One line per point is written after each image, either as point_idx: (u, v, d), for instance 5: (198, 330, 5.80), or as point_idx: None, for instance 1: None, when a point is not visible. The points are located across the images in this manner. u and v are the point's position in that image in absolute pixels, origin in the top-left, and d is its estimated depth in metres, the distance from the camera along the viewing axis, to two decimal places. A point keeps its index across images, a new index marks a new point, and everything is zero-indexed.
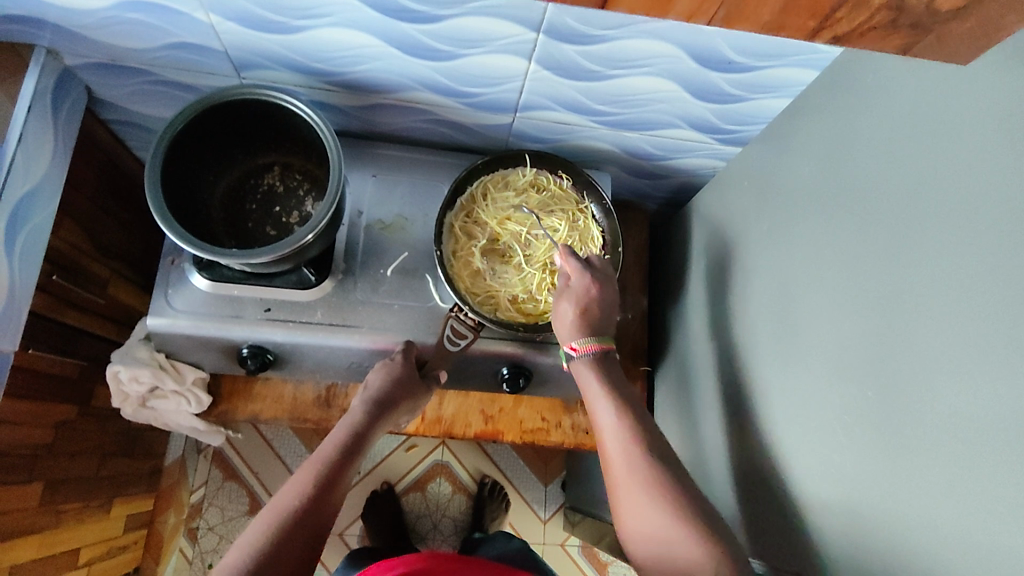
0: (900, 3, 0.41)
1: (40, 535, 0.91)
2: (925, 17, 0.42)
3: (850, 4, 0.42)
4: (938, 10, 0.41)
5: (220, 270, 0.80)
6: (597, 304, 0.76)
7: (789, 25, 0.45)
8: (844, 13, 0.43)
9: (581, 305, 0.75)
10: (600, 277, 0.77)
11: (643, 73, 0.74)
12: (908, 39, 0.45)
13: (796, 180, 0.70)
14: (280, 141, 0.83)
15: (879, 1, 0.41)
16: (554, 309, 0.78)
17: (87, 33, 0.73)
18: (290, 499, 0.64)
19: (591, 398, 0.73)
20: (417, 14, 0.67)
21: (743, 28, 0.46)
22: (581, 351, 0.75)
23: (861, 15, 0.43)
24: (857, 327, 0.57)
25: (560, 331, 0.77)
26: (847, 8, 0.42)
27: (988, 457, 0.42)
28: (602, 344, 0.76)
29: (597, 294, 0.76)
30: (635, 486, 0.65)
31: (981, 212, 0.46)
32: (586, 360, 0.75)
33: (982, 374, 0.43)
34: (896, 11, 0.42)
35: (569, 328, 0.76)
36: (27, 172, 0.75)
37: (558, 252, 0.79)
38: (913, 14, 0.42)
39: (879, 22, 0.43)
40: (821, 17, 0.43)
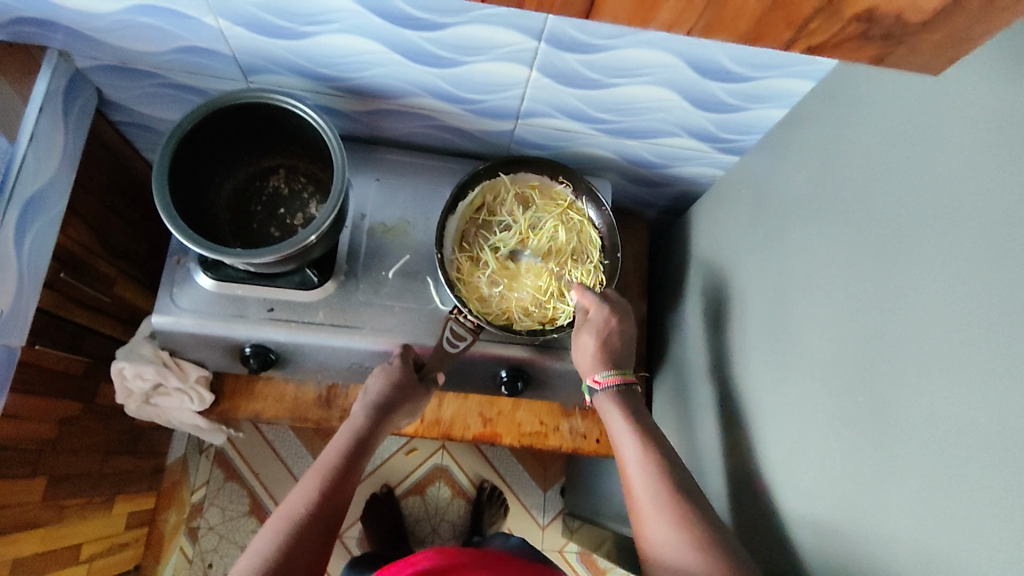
0: (872, 13, 0.42)
1: (42, 530, 0.92)
2: (895, 29, 0.43)
3: (822, 13, 0.42)
4: (907, 24, 0.43)
5: (225, 269, 0.81)
6: (615, 336, 0.80)
7: (767, 35, 0.46)
8: (817, 23, 0.44)
9: (602, 338, 0.79)
10: (619, 309, 0.81)
11: (643, 82, 0.75)
12: (880, 51, 0.46)
13: (793, 189, 0.71)
14: (286, 144, 0.85)
15: (850, 11, 0.42)
16: (574, 343, 0.80)
17: (99, 36, 0.75)
18: (296, 506, 0.65)
19: (616, 432, 0.74)
20: (421, 22, 0.68)
21: (720, 36, 0.47)
22: (604, 383, 0.78)
23: (834, 26, 0.44)
24: (848, 334, 0.58)
25: (583, 365, 0.80)
26: (820, 19, 0.43)
27: (974, 462, 0.43)
28: (624, 375, 0.78)
29: (617, 326, 0.79)
30: (659, 511, 0.65)
31: (970, 220, 0.47)
32: (609, 391, 0.77)
33: (968, 379, 0.44)
34: (867, 22, 0.43)
35: (590, 362, 0.79)
36: (38, 170, 0.77)
37: (575, 288, 0.82)
38: (883, 24, 0.43)
39: (851, 33, 0.44)
40: (797, 27, 0.44)
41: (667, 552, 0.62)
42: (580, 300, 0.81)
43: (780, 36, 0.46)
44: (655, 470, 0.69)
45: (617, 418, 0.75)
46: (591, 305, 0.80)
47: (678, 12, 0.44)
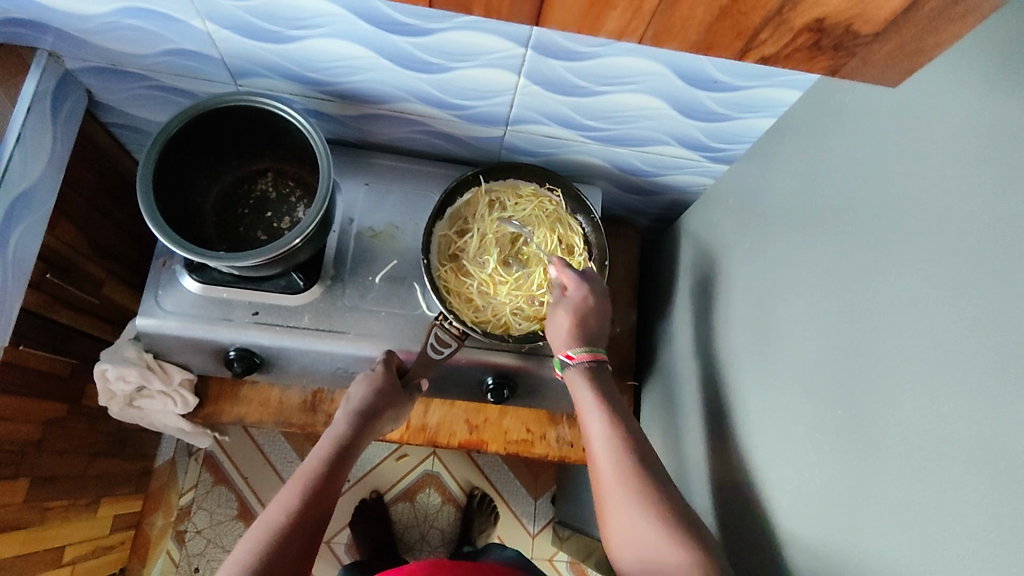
0: (820, 24, 0.44)
1: (24, 532, 0.91)
2: (846, 39, 0.46)
3: (772, 24, 0.45)
4: (857, 34, 0.45)
5: (210, 272, 0.81)
6: (592, 315, 0.77)
7: (717, 45, 0.48)
8: (767, 33, 0.46)
9: (579, 315, 0.76)
10: (597, 287, 0.79)
11: (632, 90, 0.75)
12: (833, 61, 0.49)
13: (780, 199, 0.70)
14: (274, 148, 0.85)
15: (799, 23, 0.44)
16: (550, 320, 0.78)
17: (87, 38, 0.75)
18: (278, 514, 0.65)
19: (582, 404, 0.73)
20: (409, 27, 0.68)
21: (672, 47, 0.49)
22: (575, 359, 0.75)
23: (785, 36, 0.46)
24: (832, 347, 0.57)
25: (556, 340, 0.77)
26: (770, 29, 0.45)
27: (955, 478, 0.42)
28: (596, 353, 0.76)
29: (594, 303, 0.77)
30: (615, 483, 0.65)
31: (952, 233, 0.46)
32: (581, 367, 0.75)
33: (949, 395, 0.44)
34: (817, 32, 0.45)
35: (564, 338, 0.76)
36: (26, 170, 0.77)
37: (554, 263, 0.80)
38: (833, 35, 0.46)
39: (804, 44, 0.47)
40: (746, 38, 0.47)
41: (621, 528, 0.63)
42: (558, 275, 0.79)
43: (732, 46, 0.48)
44: (614, 443, 0.69)
45: (583, 388, 0.74)
46: (568, 280, 0.78)
47: (625, 21, 0.46)
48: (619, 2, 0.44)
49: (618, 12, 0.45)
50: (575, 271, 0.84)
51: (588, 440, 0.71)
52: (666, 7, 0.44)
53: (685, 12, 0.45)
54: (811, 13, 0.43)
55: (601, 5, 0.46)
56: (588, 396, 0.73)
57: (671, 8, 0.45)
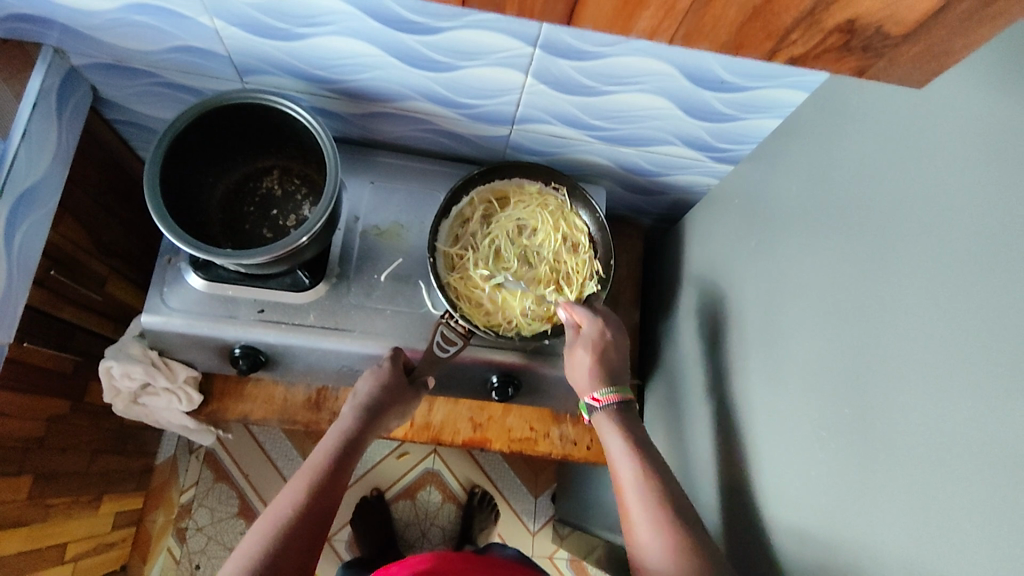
0: (852, 25, 0.43)
1: (27, 529, 0.91)
2: (875, 41, 0.45)
3: (802, 25, 0.45)
4: (887, 35, 0.44)
5: (216, 270, 0.81)
6: (610, 351, 0.80)
7: (747, 44, 0.48)
8: (797, 34, 0.46)
9: (596, 353, 0.78)
10: (609, 322, 0.81)
11: (638, 90, 0.75)
12: (861, 62, 0.48)
13: (785, 199, 0.71)
14: (279, 145, 0.85)
15: (832, 23, 0.44)
16: (568, 360, 0.81)
17: (94, 34, 0.74)
18: (284, 509, 0.65)
19: (612, 451, 0.73)
20: (417, 26, 0.68)
21: (703, 46, 0.49)
22: (602, 400, 0.77)
23: (814, 37, 0.46)
24: (838, 346, 0.58)
25: (580, 381, 0.79)
26: (800, 30, 0.45)
27: (959, 475, 0.43)
28: (622, 393, 0.78)
29: (609, 339, 0.80)
30: (647, 522, 0.66)
31: (960, 234, 0.47)
32: (609, 409, 0.77)
33: (955, 394, 0.44)
34: (848, 34, 0.44)
35: (586, 379, 0.78)
36: (31, 166, 0.76)
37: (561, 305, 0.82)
38: (864, 36, 0.44)
39: (833, 45, 0.46)
40: (777, 39, 0.46)
41: (654, 566, 0.63)
42: (569, 315, 0.81)
43: (762, 46, 0.48)
44: (644, 482, 0.69)
45: (612, 435, 0.75)
46: (581, 320, 0.80)
47: (657, 21, 0.46)
48: (651, 2, 0.44)
49: (651, 11, 0.45)
50: (580, 269, 0.84)
51: (612, 464, 0.73)
52: (697, 7, 0.44)
53: (715, 12, 0.44)
54: (843, 14, 0.42)
55: (633, 5, 0.45)
56: (617, 441, 0.74)
57: (703, 7, 0.44)
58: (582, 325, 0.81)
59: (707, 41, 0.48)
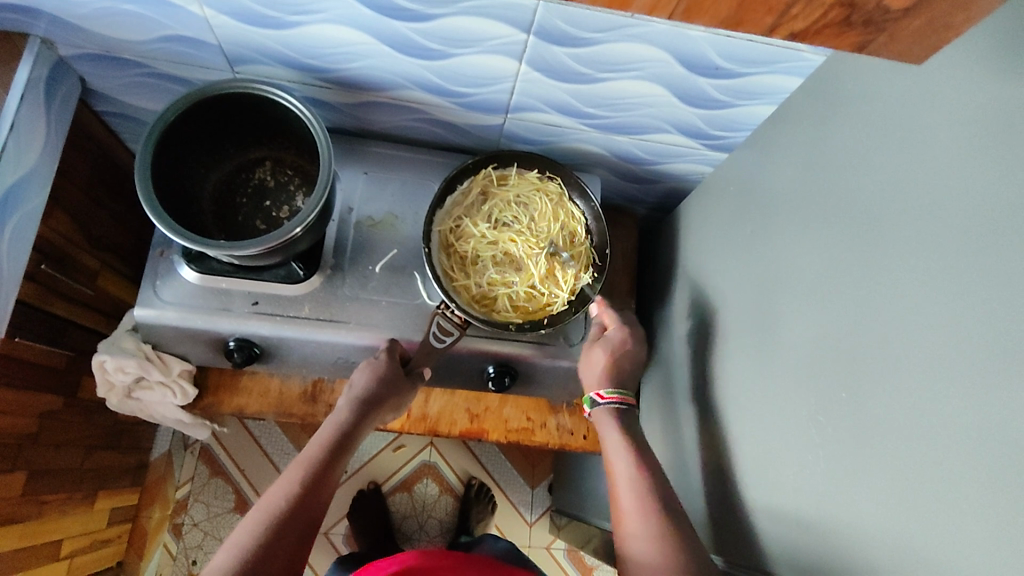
0: None
1: (21, 525, 0.91)
2: (877, 15, 0.45)
3: (800, 1, 0.45)
4: (889, 10, 0.44)
5: (208, 262, 0.80)
6: (628, 359, 0.83)
7: (747, 21, 0.49)
8: (798, 9, 0.46)
9: (613, 355, 0.82)
10: (634, 334, 0.84)
11: (633, 77, 0.75)
12: (862, 37, 0.48)
13: (779, 185, 0.71)
14: (272, 136, 0.84)
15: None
16: (585, 355, 0.84)
17: (82, 24, 0.73)
18: (278, 499, 0.65)
19: (608, 443, 0.76)
20: (410, 12, 0.68)
21: (703, 20, 0.49)
22: (604, 397, 0.79)
23: (815, 11, 0.46)
24: (832, 330, 0.58)
25: (589, 376, 0.82)
26: (801, 5, 0.46)
27: (956, 455, 0.43)
28: (626, 396, 0.80)
29: (631, 348, 0.83)
30: (632, 500, 0.68)
31: (955, 214, 0.47)
32: (609, 407, 0.78)
33: (949, 374, 0.44)
34: (849, 8, 0.45)
35: (597, 374, 0.81)
36: (20, 158, 0.75)
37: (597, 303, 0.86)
38: (865, 11, 0.45)
39: (834, 20, 0.46)
40: (777, 13, 0.47)
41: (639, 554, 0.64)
42: (599, 314, 0.86)
43: (762, 20, 0.49)
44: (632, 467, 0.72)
45: (609, 424, 0.78)
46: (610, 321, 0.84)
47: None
48: None
49: None
50: (575, 261, 0.84)
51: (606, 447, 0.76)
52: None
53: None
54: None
55: None
56: (614, 435, 0.76)
57: None
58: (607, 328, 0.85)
59: (708, 15, 0.49)
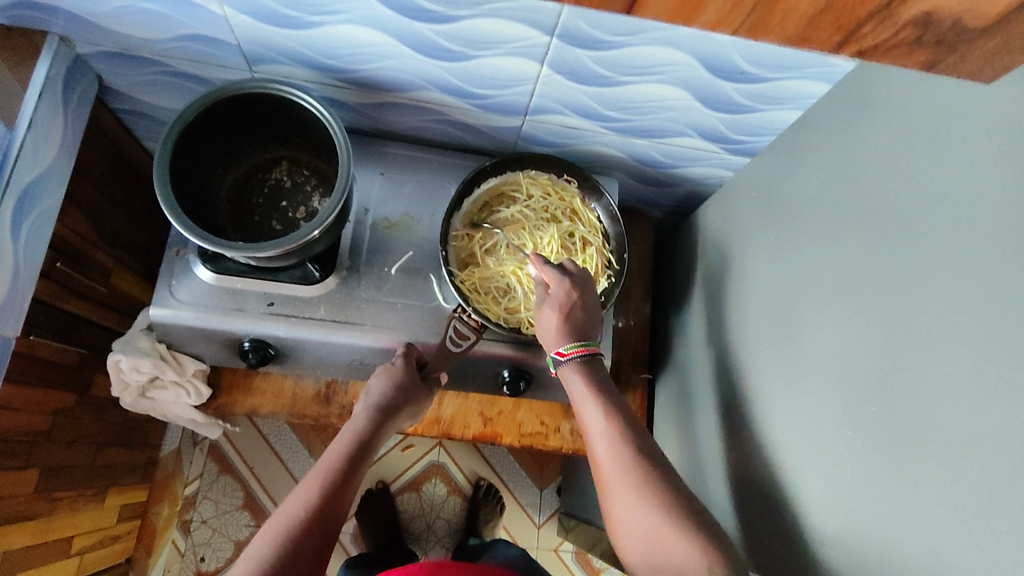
0: (927, 20, 0.41)
1: (33, 523, 0.90)
2: (952, 34, 0.42)
3: (876, 18, 0.42)
4: (966, 28, 0.41)
5: (224, 262, 0.80)
6: (577, 309, 0.75)
7: (813, 38, 0.45)
8: (870, 26, 0.43)
9: (562, 312, 0.74)
10: (577, 279, 0.76)
11: (656, 80, 0.74)
12: (932, 57, 0.45)
13: (803, 193, 0.70)
14: (289, 136, 0.84)
15: (905, 17, 0.41)
16: (535, 318, 0.76)
17: (101, 21, 0.73)
18: (295, 509, 0.64)
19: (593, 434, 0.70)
20: (433, 14, 0.67)
21: (767, 39, 0.46)
22: (566, 355, 0.74)
23: (887, 30, 0.43)
24: (861, 340, 0.56)
25: (546, 337, 0.75)
26: (874, 22, 0.43)
27: (993, 477, 0.41)
28: (590, 346, 0.75)
29: (577, 298, 0.75)
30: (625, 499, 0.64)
31: (991, 228, 0.45)
32: (574, 362, 0.74)
33: (984, 391, 0.43)
34: (924, 27, 0.42)
35: (553, 335, 0.75)
36: (36, 156, 0.75)
37: (532, 259, 0.78)
38: (940, 30, 0.42)
39: (904, 39, 0.44)
40: (846, 31, 0.44)
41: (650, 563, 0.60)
42: (538, 271, 0.77)
43: (828, 39, 0.45)
44: (621, 440, 0.67)
45: (577, 384, 0.73)
46: (551, 279, 0.76)
47: (723, 12, 0.43)
48: None
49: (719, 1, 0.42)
50: (589, 261, 0.84)
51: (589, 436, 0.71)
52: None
53: (786, 4, 0.42)
54: (915, 10, 0.41)
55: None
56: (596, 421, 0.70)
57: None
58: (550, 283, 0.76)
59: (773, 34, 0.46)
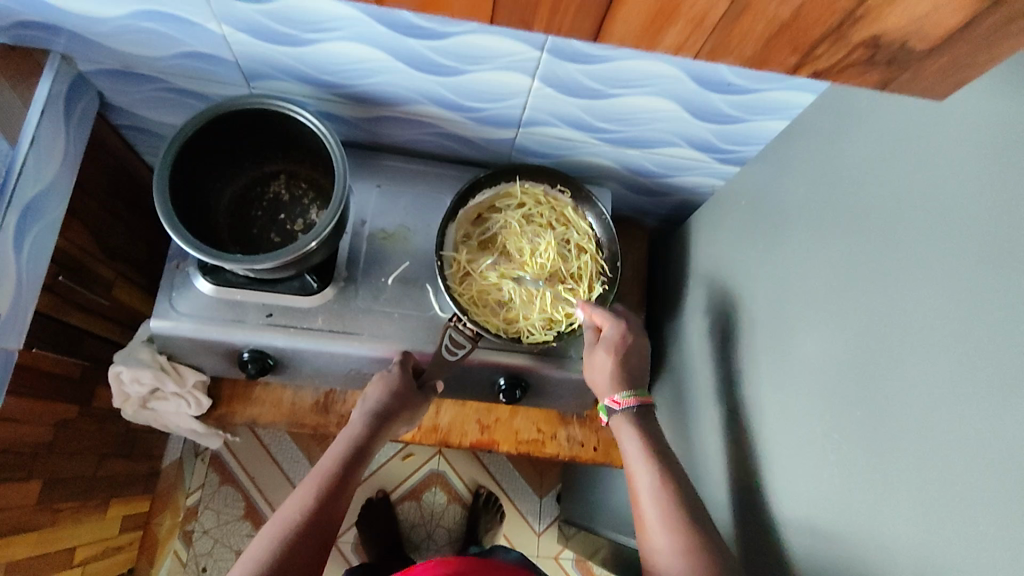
0: (877, 41, 0.44)
1: (36, 533, 0.91)
2: (901, 55, 0.45)
3: (828, 40, 0.44)
4: (914, 50, 0.44)
5: (224, 274, 0.81)
6: (632, 355, 0.79)
7: (770, 60, 0.48)
8: (823, 49, 0.45)
9: (617, 355, 0.78)
10: (631, 325, 0.80)
11: (646, 93, 0.76)
12: (884, 76, 0.47)
13: (790, 202, 0.71)
14: (287, 150, 0.85)
15: (858, 38, 0.44)
16: (587, 360, 0.80)
17: (102, 41, 0.75)
18: (293, 513, 0.65)
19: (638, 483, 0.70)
20: (426, 31, 0.68)
21: (727, 61, 0.49)
22: (620, 403, 0.75)
23: (840, 52, 0.45)
24: (847, 347, 0.57)
25: (599, 383, 0.79)
26: (826, 45, 0.45)
27: (974, 478, 0.42)
28: (641, 396, 0.76)
29: (631, 342, 0.79)
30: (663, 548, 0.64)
31: (970, 236, 0.46)
32: (628, 413, 0.75)
33: (965, 393, 0.44)
34: (873, 48, 0.44)
35: (608, 382, 0.77)
36: (39, 173, 0.77)
37: (580, 305, 0.83)
38: (889, 50, 0.44)
39: (857, 59, 0.46)
40: (801, 53, 0.46)
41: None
42: (590, 317, 0.82)
43: (786, 60, 0.47)
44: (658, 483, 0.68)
45: (626, 428, 0.74)
46: (604, 322, 0.80)
47: (683, 36, 0.46)
48: (680, 18, 0.44)
49: (678, 28, 0.45)
50: (585, 267, 0.86)
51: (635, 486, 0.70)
52: (726, 23, 0.44)
53: (743, 28, 0.44)
54: (880, 26, 0.42)
55: (661, 21, 0.45)
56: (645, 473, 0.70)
57: (730, 24, 0.44)
58: (603, 328, 0.80)
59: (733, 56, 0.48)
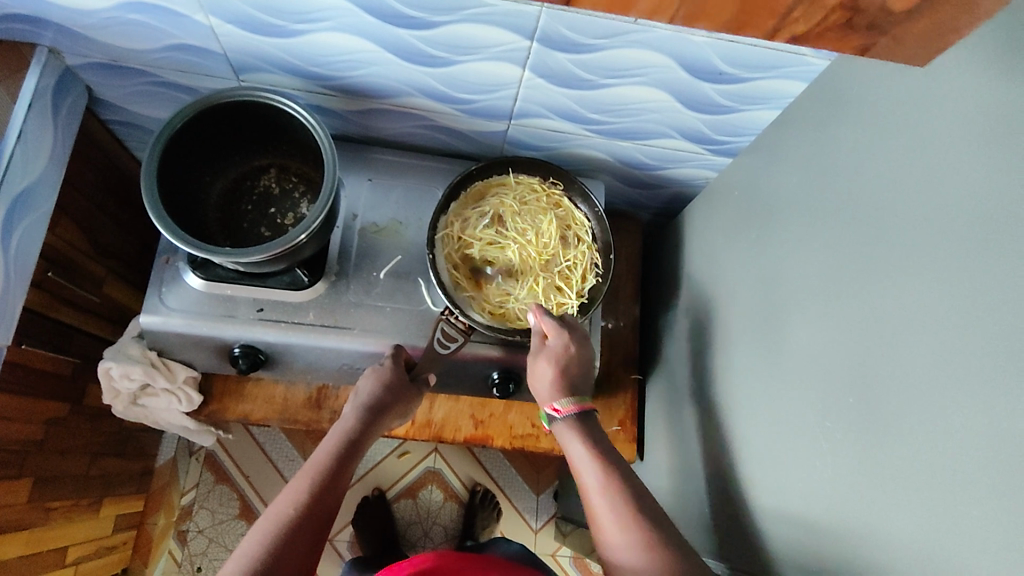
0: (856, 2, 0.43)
1: (27, 533, 0.90)
2: (881, 18, 0.45)
3: (805, 4, 0.44)
4: (891, 10, 0.44)
5: (214, 269, 0.81)
6: (573, 363, 0.78)
7: (749, 24, 0.47)
8: (800, 14, 0.45)
9: (558, 365, 0.77)
10: (577, 333, 0.79)
11: (637, 83, 0.75)
12: (866, 40, 0.47)
13: (782, 190, 0.71)
14: (278, 143, 0.85)
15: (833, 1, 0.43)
16: (530, 367, 0.79)
17: (91, 34, 0.74)
18: (286, 508, 0.64)
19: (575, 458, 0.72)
20: (414, 20, 0.68)
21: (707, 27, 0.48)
22: (561, 411, 0.75)
23: (816, 14, 0.45)
24: (839, 333, 0.57)
25: (540, 392, 0.78)
26: (803, 7, 0.44)
27: (967, 463, 0.42)
28: (582, 403, 0.76)
29: (574, 351, 0.77)
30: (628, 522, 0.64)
31: (961, 219, 0.46)
32: (568, 420, 0.75)
33: (957, 377, 0.44)
34: (851, 9, 0.44)
35: (549, 390, 0.77)
36: (27, 167, 0.76)
37: (532, 309, 0.80)
38: (868, 14, 0.44)
39: (836, 22, 0.46)
40: (779, 17, 0.45)
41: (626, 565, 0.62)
42: (537, 322, 0.79)
43: (765, 26, 0.47)
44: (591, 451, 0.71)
45: (577, 444, 0.72)
46: (549, 330, 0.78)
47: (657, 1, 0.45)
48: None
49: None
50: (580, 257, 0.85)
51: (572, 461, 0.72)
52: None
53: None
54: None
55: None
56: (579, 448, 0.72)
57: None
58: (548, 335, 0.79)
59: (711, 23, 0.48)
